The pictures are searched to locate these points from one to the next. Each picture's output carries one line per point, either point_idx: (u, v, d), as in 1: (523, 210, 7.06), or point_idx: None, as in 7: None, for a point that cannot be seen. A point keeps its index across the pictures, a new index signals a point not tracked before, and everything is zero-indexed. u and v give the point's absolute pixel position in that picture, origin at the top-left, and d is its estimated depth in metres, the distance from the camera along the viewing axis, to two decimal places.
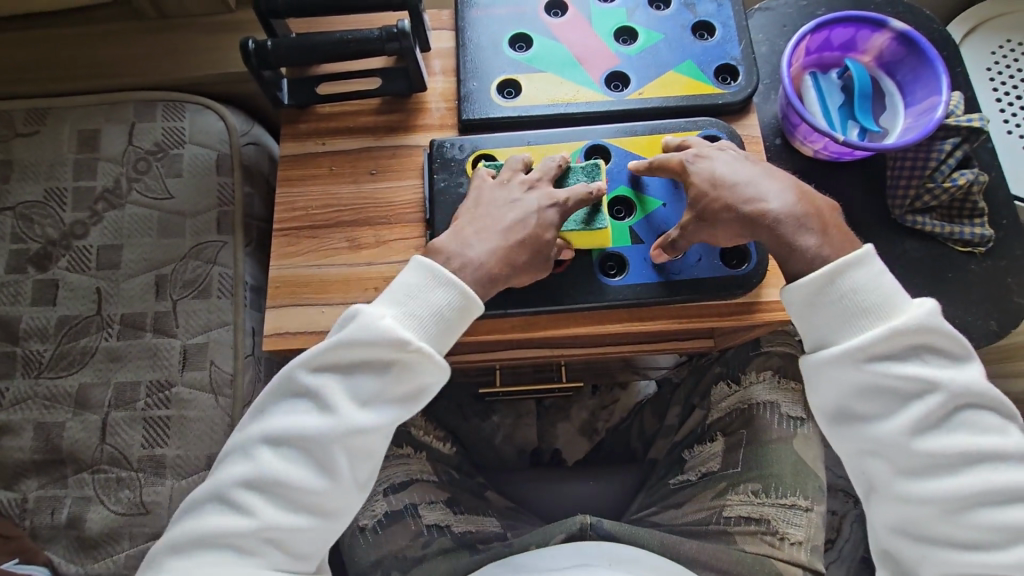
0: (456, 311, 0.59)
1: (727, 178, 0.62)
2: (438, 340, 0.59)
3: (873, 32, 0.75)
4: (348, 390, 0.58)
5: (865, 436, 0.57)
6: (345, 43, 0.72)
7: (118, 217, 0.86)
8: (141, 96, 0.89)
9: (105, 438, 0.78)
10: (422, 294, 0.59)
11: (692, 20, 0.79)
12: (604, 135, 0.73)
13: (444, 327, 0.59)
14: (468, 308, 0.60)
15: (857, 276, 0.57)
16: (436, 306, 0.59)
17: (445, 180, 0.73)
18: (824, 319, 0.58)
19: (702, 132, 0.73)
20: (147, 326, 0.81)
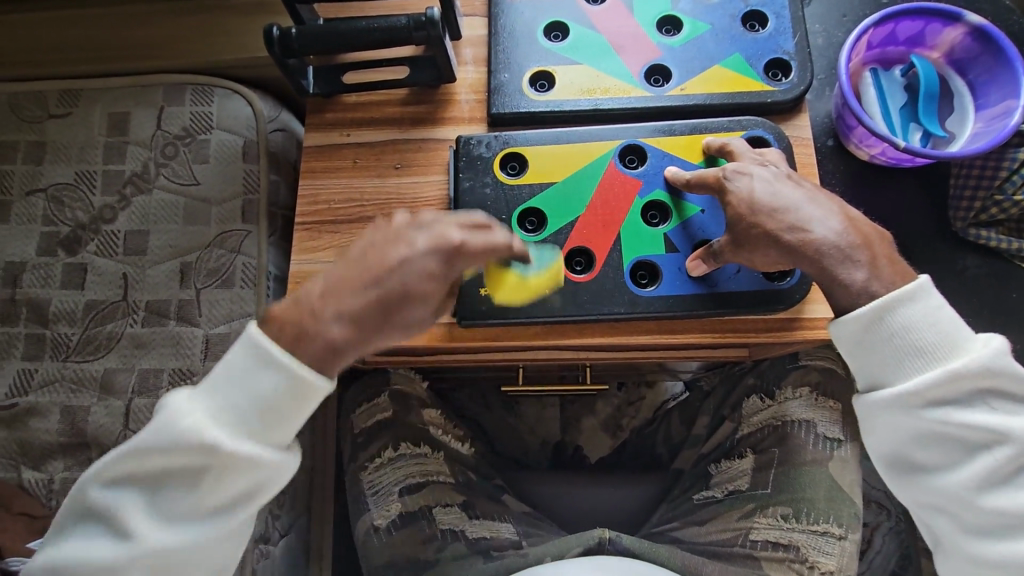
0: (292, 393, 0.54)
1: (769, 198, 0.57)
2: (268, 430, 0.55)
3: (944, 26, 0.69)
4: (213, 416, 0.54)
5: (924, 489, 0.54)
6: (371, 30, 0.69)
7: (145, 202, 0.85)
8: (170, 80, 0.88)
9: (129, 424, 0.79)
10: (262, 388, 0.54)
11: (743, 10, 0.73)
12: (641, 133, 0.69)
13: (268, 352, 0.54)
14: (307, 386, 0.54)
15: (913, 314, 0.53)
16: (261, 381, 0.54)
17: (470, 180, 0.70)
18: (875, 358, 0.54)
19: (748, 132, 0.68)
20: (170, 314, 0.81)
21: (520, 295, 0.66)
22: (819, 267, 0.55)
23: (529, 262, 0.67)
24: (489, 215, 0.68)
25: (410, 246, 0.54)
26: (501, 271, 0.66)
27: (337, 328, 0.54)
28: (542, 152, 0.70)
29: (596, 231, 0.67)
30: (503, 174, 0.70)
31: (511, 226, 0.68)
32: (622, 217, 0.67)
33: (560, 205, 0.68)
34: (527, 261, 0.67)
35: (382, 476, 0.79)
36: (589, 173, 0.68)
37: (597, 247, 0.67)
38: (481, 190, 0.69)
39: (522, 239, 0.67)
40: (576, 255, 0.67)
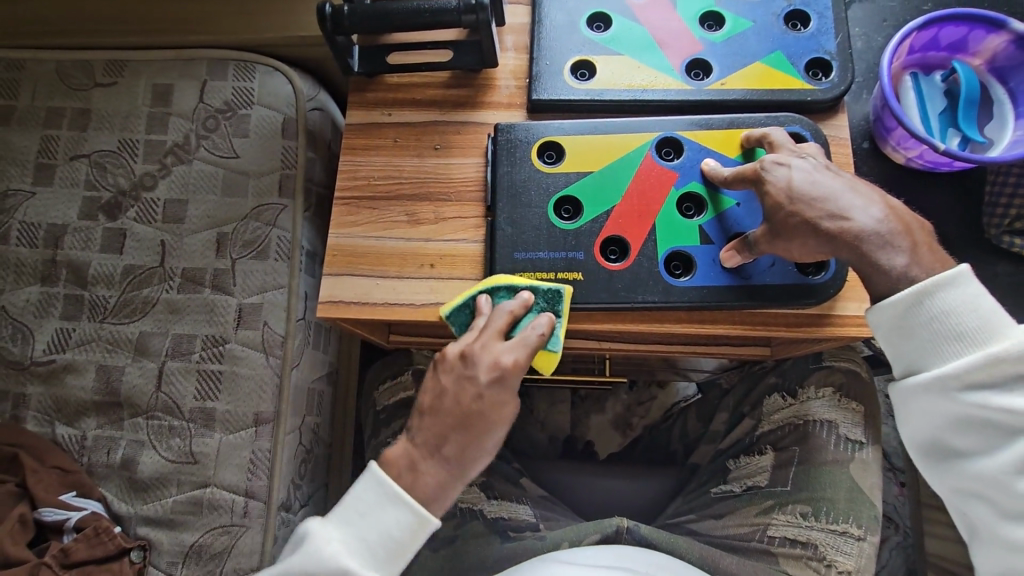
0: (411, 531, 0.55)
1: (810, 189, 0.57)
2: (387, 562, 0.56)
3: (988, 33, 0.69)
4: None
5: (960, 473, 0.55)
6: (419, 11, 0.70)
7: (185, 171, 0.87)
8: (215, 54, 0.90)
9: (161, 387, 0.81)
10: (390, 533, 0.55)
11: (786, 9, 0.74)
12: (679, 126, 0.70)
13: (394, 551, 0.56)
14: (422, 527, 0.56)
15: (953, 299, 0.54)
16: (385, 515, 0.55)
17: (509, 165, 0.71)
18: (911, 342, 0.56)
19: (785, 128, 0.69)
20: (205, 282, 0.83)
21: (552, 281, 0.67)
22: (860, 254, 0.56)
23: (565, 249, 0.68)
24: (527, 200, 0.70)
25: (472, 373, 0.57)
26: (536, 256, 0.68)
27: (437, 471, 0.56)
28: (580, 142, 0.71)
29: (631, 220, 0.68)
30: (541, 162, 0.71)
31: (547, 213, 0.69)
32: (658, 206, 0.68)
33: (597, 194, 0.69)
34: (563, 247, 0.68)
35: None
36: (627, 164, 0.69)
37: (631, 235, 0.68)
38: (519, 175, 0.70)
39: (559, 226, 0.69)
40: (612, 243, 0.68)
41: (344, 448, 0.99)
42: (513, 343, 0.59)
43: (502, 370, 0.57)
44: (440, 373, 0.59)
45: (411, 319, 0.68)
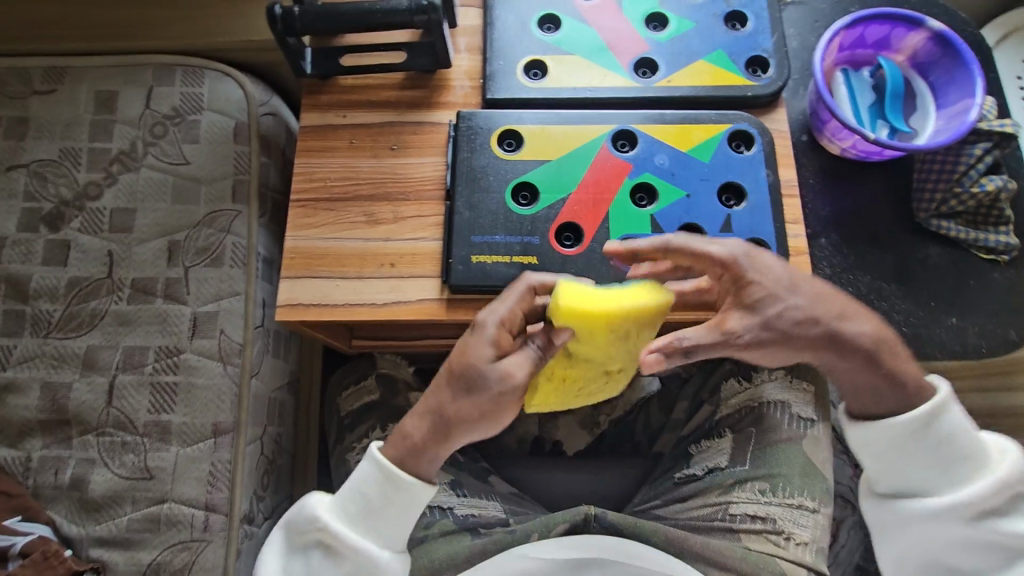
0: (387, 490, 0.61)
1: (794, 286, 0.59)
2: (372, 523, 0.62)
3: (909, 31, 0.74)
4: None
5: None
6: (370, 13, 0.71)
7: (132, 180, 0.85)
8: (162, 59, 0.88)
9: (112, 402, 0.78)
10: (377, 502, 0.61)
11: (726, 10, 0.77)
12: (633, 120, 0.72)
13: (373, 510, 0.62)
14: (393, 485, 0.61)
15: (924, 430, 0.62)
16: (364, 485, 0.62)
17: (469, 151, 0.72)
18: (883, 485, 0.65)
19: (733, 126, 0.72)
20: (157, 292, 0.81)
21: (508, 265, 0.68)
22: None
23: (521, 234, 0.69)
24: (484, 187, 0.71)
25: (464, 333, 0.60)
26: (494, 240, 0.69)
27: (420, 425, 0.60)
28: (539, 130, 0.72)
29: (586, 208, 0.70)
30: (500, 148, 0.72)
31: (504, 197, 0.70)
32: (611, 196, 0.70)
33: (551, 181, 0.71)
34: (519, 232, 0.69)
35: None
36: (582, 153, 0.71)
37: (587, 223, 0.69)
38: (479, 161, 0.72)
39: (515, 211, 0.70)
40: (566, 229, 0.70)
41: (309, 458, 0.97)
42: (502, 298, 0.60)
43: (481, 325, 0.58)
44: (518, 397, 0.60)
45: (372, 318, 0.68)
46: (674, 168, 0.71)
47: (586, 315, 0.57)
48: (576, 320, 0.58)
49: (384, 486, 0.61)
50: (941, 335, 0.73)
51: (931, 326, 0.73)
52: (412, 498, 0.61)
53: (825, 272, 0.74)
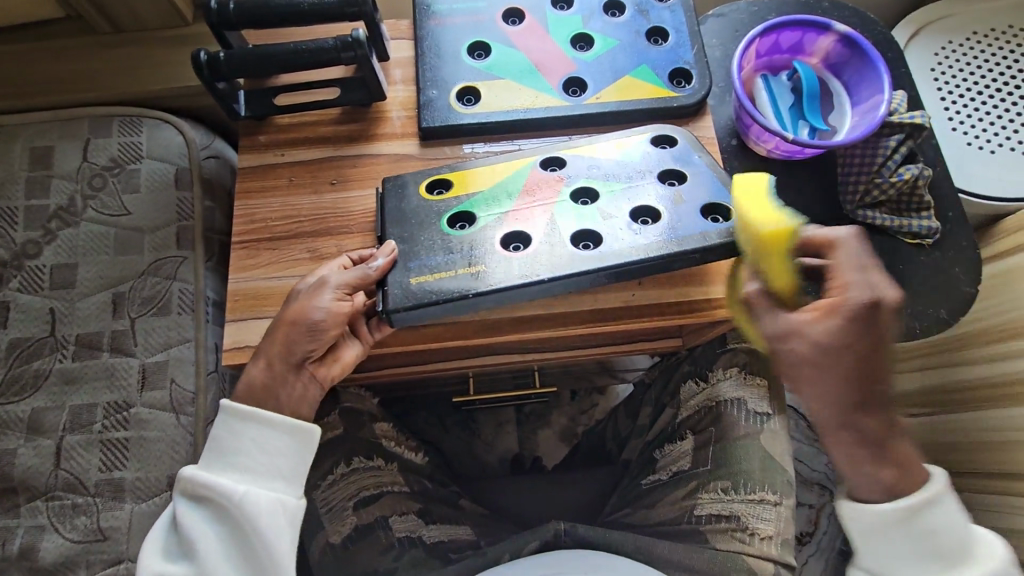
0: (255, 430, 0.63)
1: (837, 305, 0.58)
2: (245, 467, 0.63)
3: (819, 35, 0.79)
4: (181, 548, 0.61)
5: None
6: (299, 53, 0.73)
7: (72, 235, 0.83)
8: (97, 111, 0.88)
9: (60, 463, 0.75)
10: (231, 442, 0.63)
11: (646, 27, 0.81)
12: (554, 147, 0.73)
13: (244, 453, 0.63)
14: (259, 421, 0.63)
15: (936, 504, 0.59)
16: (229, 434, 0.63)
17: (396, 201, 0.71)
18: (895, 557, 0.60)
19: (652, 132, 0.74)
20: (104, 346, 0.79)
21: (455, 278, 0.65)
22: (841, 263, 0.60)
23: (461, 250, 0.66)
24: (417, 221, 0.69)
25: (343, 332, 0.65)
26: (431, 262, 0.66)
27: (257, 369, 0.64)
28: (460, 169, 0.73)
29: (528, 216, 0.68)
30: (429, 194, 0.71)
31: (440, 224, 0.68)
32: (552, 203, 0.69)
33: (485, 205, 0.69)
34: (456, 248, 0.67)
35: (336, 493, 0.76)
36: (511, 176, 0.72)
37: (533, 228, 0.67)
38: (408, 205, 0.70)
39: (452, 234, 0.68)
40: (515, 238, 0.68)
41: None
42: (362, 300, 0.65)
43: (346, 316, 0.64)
44: (339, 294, 0.63)
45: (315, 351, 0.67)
46: (608, 169, 0.71)
47: (754, 194, 0.66)
48: (750, 198, 0.65)
49: (235, 425, 0.63)
50: None
51: None
52: (279, 431, 0.63)
53: None
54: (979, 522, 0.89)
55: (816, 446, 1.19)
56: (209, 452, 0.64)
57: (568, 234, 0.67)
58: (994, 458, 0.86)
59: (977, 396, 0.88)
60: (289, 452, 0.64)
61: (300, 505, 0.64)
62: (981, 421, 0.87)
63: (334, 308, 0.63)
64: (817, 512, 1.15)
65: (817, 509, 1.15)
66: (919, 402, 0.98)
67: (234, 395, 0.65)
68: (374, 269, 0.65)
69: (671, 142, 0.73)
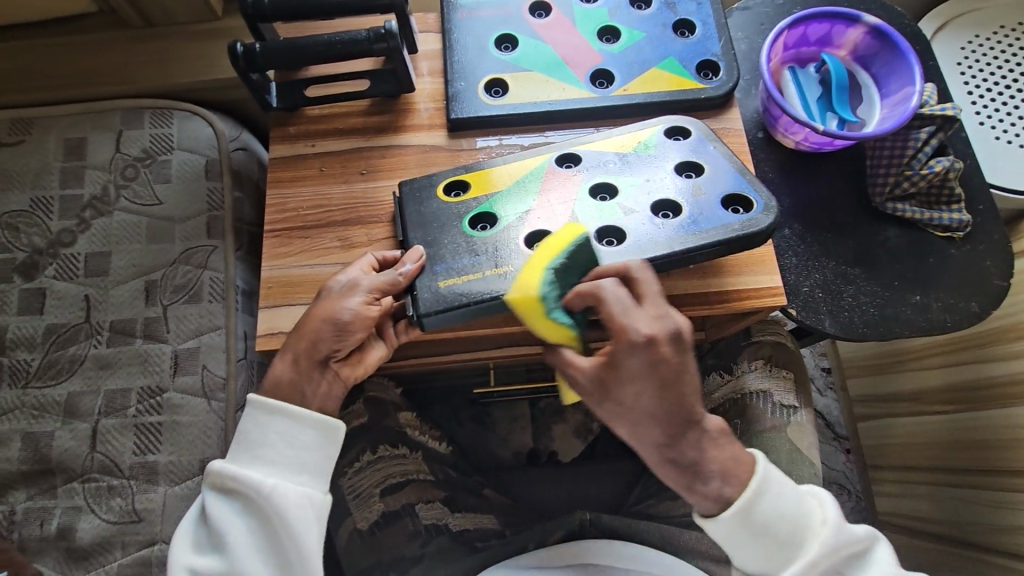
0: (282, 425, 0.63)
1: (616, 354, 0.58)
2: (273, 461, 0.63)
3: (847, 27, 0.78)
4: (211, 542, 0.62)
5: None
6: (330, 45, 0.74)
7: (106, 224, 0.85)
8: (129, 103, 0.89)
9: (96, 446, 0.77)
10: (257, 435, 0.64)
11: (673, 19, 0.81)
12: (571, 142, 0.73)
13: (271, 447, 0.63)
14: (285, 416, 0.64)
15: (768, 493, 0.59)
16: (255, 429, 0.64)
17: (415, 204, 0.71)
18: (754, 558, 0.61)
19: (663, 124, 0.74)
20: (137, 332, 0.81)
21: (484, 279, 0.65)
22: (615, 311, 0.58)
23: (483, 249, 0.67)
24: (439, 223, 0.69)
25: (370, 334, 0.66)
26: (456, 262, 0.66)
27: (283, 366, 0.64)
28: (477, 170, 0.72)
29: (549, 217, 0.69)
30: (447, 196, 0.71)
31: (462, 227, 0.68)
32: (574, 202, 0.69)
33: (506, 206, 0.70)
34: (480, 249, 0.67)
35: (363, 480, 0.77)
36: (529, 178, 0.72)
37: (556, 227, 0.68)
38: (428, 210, 0.70)
39: (475, 236, 0.68)
40: (538, 237, 0.68)
41: None
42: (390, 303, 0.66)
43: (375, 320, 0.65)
44: (370, 296, 0.64)
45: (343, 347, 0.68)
46: (626, 164, 0.71)
47: (556, 243, 0.65)
48: (545, 254, 0.65)
49: (262, 419, 0.64)
50: (909, 313, 0.75)
51: (897, 304, 0.75)
52: (306, 426, 0.64)
53: (790, 262, 0.76)
54: (1002, 520, 0.88)
55: (836, 445, 1.18)
56: (237, 445, 0.65)
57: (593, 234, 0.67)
58: (1020, 454, 0.86)
59: (1006, 392, 0.88)
60: (316, 446, 0.64)
61: (327, 500, 0.64)
62: (1012, 418, 0.87)
63: (362, 311, 0.63)
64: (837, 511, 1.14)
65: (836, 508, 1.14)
66: (943, 398, 0.97)
67: (260, 389, 0.65)
68: (403, 276, 0.65)
69: (685, 133, 0.73)
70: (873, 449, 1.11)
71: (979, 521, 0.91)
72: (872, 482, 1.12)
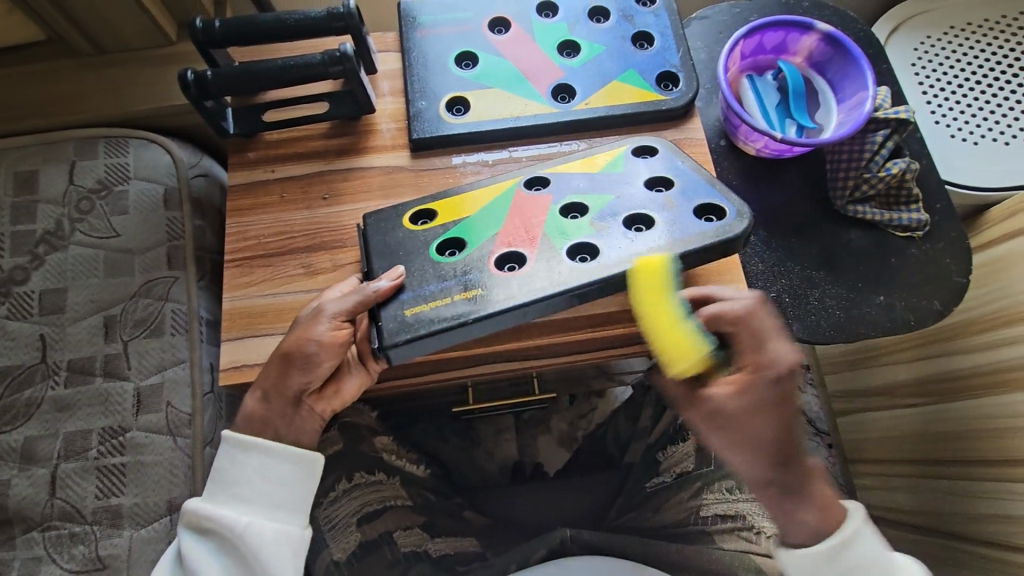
0: (257, 461, 0.62)
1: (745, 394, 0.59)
2: (250, 498, 0.62)
3: (801, 34, 0.80)
4: None
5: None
6: (287, 69, 0.72)
7: (60, 259, 0.82)
8: (82, 134, 0.87)
9: (55, 492, 0.74)
10: (232, 473, 0.63)
11: (632, 31, 0.81)
12: (541, 167, 0.73)
13: (248, 484, 0.62)
14: (260, 452, 0.63)
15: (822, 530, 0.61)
16: (230, 466, 0.63)
17: (380, 233, 0.69)
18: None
19: (632, 143, 0.74)
20: (97, 371, 0.78)
21: (453, 303, 0.64)
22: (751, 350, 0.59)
23: (456, 275, 0.65)
24: (406, 252, 0.68)
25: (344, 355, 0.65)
26: (427, 290, 0.65)
27: (252, 401, 0.63)
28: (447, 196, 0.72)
29: (519, 237, 0.68)
30: (414, 225, 0.70)
31: (431, 253, 0.67)
32: (543, 221, 0.69)
33: (474, 229, 0.69)
34: (453, 274, 0.66)
35: (338, 510, 0.74)
36: (501, 198, 0.71)
37: (527, 247, 0.67)
38: (393, 238, 0.69)
39: (444, 262, 0.67)
40: (510, 259, 0.67)
41: None
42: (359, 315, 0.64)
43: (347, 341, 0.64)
44: (337, 323, 0.62)
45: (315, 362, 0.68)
46: (595, 182, 0.71)
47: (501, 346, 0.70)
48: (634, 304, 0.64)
49: (236, 456, 0.63)
50: (875, 313, 0.76)
51: (862, 306, 0.76)
52: (282, 461, 0.63)
53: (757, 267, 0.77)
54: (974, 509, 0.89)
55: (817, 440, 1.20)
56: (211, 483, 0.63)
57: (563, 248, 0.66)
58: (994, 444, 0.86)
59: (972, 384, 0.89)
60: (293, 480, 0.63)
61: (305, 533, 0.63)
62: (983, 408, 0.88)
63: (332, 336, 0.61)
64: None
65: None
66: (916, 392, 0.98)
67: (233, 424, 0.64)
68: (377, 293, 0.63)
69: (652, 148, 0.73)
70: (852, 443, 1.13)
71: (954, 511, 0.93)
72: (853, 476, 1.13)
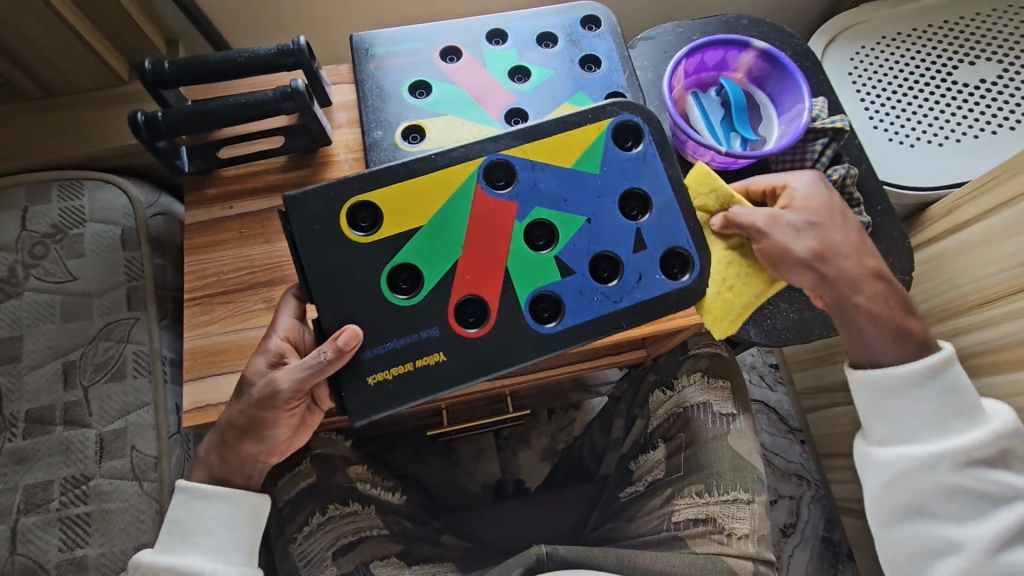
0: (216, 508, 0.63)
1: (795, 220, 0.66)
2: (209, 546, 0.62)
3: (740, 51, 0.83)
4: None
5: (938, 534, 0.66)
6: (239, 107, 0.73)
7: (15, 306, 0.80)
8: (33, 177, 0.85)
9: (16, 548, 0.72)
10: (192, 521, 0.63)
11: (579, 55, 0.84)
12: (502, 147, 0.64)
13: (207, 532, 0.62)
14: (219, 499, 0.63)
15: (914, 354, 0.67)
16: (188, 515, 0.63)
17: (314, 241, 0.60)
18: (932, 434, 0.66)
19: (615, 120, 0.65)
20: (56, 420, 0.76)
21: (414, 373, 0.60)
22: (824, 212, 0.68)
23: (418, 330, 0.61)
24: (350, 285, 0.60)
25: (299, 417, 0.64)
26: (389, 350, 0.60)
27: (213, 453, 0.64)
28: (395, 188, 0.62)
29: (481, 275, 0.62)
30: (356, 232, 0.61)
31: (384, 294, 0.61)
32: (506, 247, 0.63)
33: (431, 254, 0.62)
34: (415, 328, 0.61)
35: (314, 544, 0.73)
36: (457, 199, 0.63)
37: (489, 295, 0.62)
38: (333, 257, 0.60)
39: (400, 304, 0.61)
40: (468, 305, 0.62)
41: None
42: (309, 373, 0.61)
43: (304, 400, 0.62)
44: (290, 403, 0.61)
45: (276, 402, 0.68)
46: (565, 192, 0.64)
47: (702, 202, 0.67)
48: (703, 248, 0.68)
49: (195, 504, 0.63)
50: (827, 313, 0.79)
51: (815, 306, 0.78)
52: (240, 504, 0.64)
53: None
54: None
55: (790, 437, 1.23)
56: (167, 534, 0.63)
57: (529, 294, 0.62)
58: None
59: None
60: (255, 522, 0.65)
61: None
62: None
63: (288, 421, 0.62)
64: (798, 502, 1.18)
65: (797, 499, 1.18)
66: None
67: (188, 474, 0.64)
68: (331, 362, 0.58)
69: (635, 141, 0.65)
70: (821, 439, 1.16)
71: None
72: (826, 470, 1.16)
